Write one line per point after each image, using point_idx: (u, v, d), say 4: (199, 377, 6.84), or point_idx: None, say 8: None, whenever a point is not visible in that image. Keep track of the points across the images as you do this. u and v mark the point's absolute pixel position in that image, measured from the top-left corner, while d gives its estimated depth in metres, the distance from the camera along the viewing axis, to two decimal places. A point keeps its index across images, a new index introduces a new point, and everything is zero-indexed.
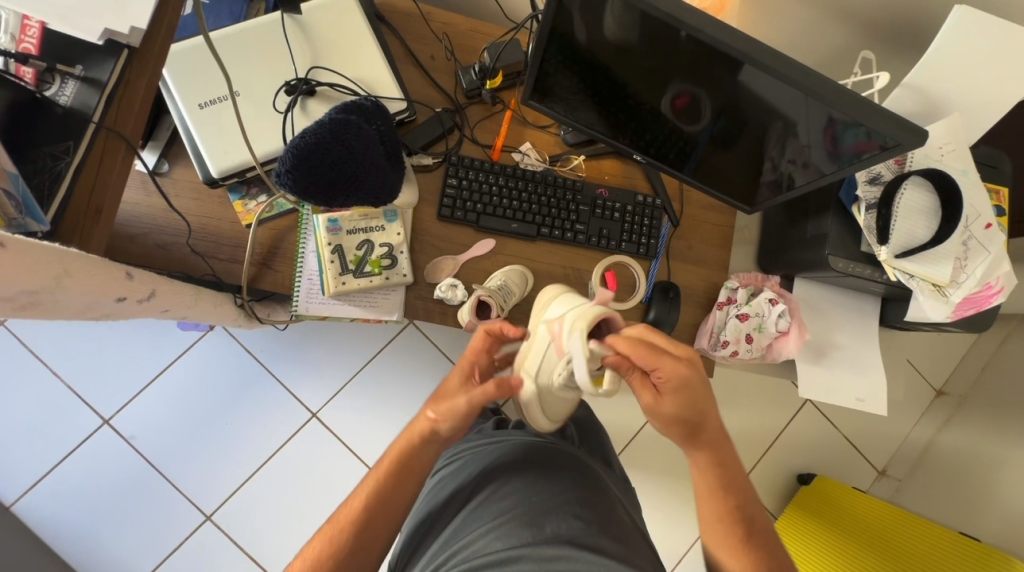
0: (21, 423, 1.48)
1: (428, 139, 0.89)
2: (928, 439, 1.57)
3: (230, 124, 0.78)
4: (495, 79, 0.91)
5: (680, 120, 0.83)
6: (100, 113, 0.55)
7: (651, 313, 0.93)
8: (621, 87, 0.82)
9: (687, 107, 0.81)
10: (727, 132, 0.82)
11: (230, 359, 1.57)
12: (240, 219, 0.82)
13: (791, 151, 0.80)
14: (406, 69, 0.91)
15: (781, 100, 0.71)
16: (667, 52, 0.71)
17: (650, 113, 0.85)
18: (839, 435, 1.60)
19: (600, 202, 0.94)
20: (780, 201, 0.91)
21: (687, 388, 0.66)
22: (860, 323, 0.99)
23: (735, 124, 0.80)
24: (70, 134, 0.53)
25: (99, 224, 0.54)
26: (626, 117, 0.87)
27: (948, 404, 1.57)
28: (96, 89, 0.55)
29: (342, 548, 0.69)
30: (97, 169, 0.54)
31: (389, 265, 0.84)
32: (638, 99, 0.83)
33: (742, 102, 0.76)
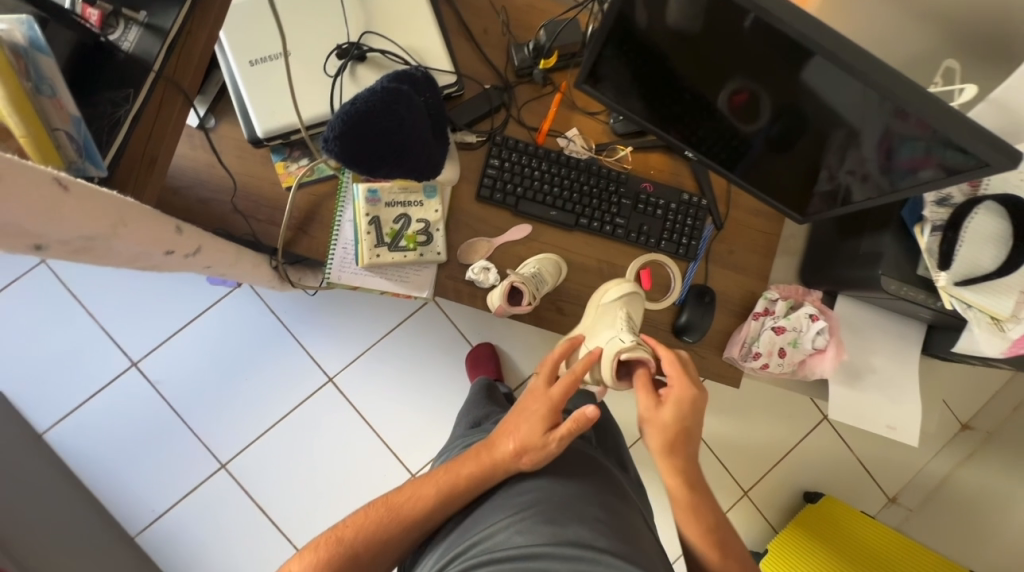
0: (56, 356, 1.54)
1: (474, 116, 0.87)
2: (946, 473, 1.52)
3: (278, 84, 0.77)
4: (548, 59, 0.87)
5: (736, 116, 0.79)
6: (160, 62, 0.54)
7: (683, 316, 0.90)
8: (677, 76, 0.77)
9: (745, 104, 0.76)
10: (784, 135, 0.78)
11: (253, 317, 1.60)
12: (281, 180, 0.82)
13: (852, 161, 0.76)
14: (459, 40, 0.88)
15: (849, 104, 0.66)
16: (733, 41, 0.67)
17: (705, 107, 0.81)
18: (856, 459, 1.56)
19: (644, 197, 0.91)
20: (833, 213, 0.87)
21: (686, 405, 0.76)
22: (900, 348, 0.95)
23: (795, 126, 0.76)
24: (130, 82, 0.52)
25: (153, 175, 0.55)
26: (680, 109, 0.83)
27: (973, 439, 1.51)
28: (158, 38, 0.54)
29: (389, 532, 0.73)
30: (154, 118, 0.54)
31: (424, 242, 0.83)
32: (694, 91, 0.78)
33: (810, 105, 0.71)
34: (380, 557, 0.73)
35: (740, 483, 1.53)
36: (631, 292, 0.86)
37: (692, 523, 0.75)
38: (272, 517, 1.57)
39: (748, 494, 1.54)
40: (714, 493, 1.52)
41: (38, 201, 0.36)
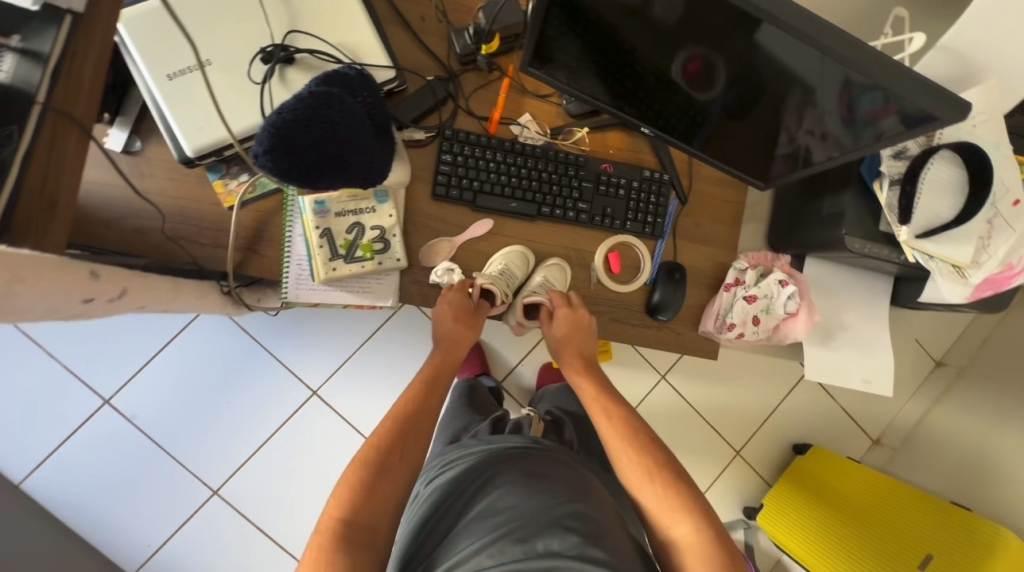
0: (20, 403, 1.47)
1: (419, 111, 0.82)
2: (924, 412, 1.57)
3: (202, 98, 0.71)
4: (490, 43, 0.83)
5: (691, 86, 0.77)
6: (45, 91, 0.49)
7: (655, 295, 0.89)
8: (627, 49, 0.74)
9: (699, 72, 0.74)
10: (741, 101, 0.76)
11: (226, 339, 1.55)
12: (221, 200, 0.77)
13: (810, 121, 0.74)
14: (395, 31, 0.83)
15: (802, 64, 0.65)
16: (680, 8, 0.64)
17: (659, 80, 0.78)
18: (839, 409, 1.61)
19: (604, 178, 0.88)
20: (795, 176, 0.86)
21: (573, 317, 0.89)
22: (869, 303, 0.96)
23: (751, 91, 0.74)
24: (16, 116, 0.48)
25: (57, 217, 0.50)
26: (633, 84, 0.80)
27: (947, 376, 1.56)
28: (38, 64, 0.49)
29: (388, 443, 0.79)
30: (48, 154, 0.49)
31: (381, 249, 0.80)
32: (646, 63, 0.75)
33: (760, 68, 0.69)
34: (364, 528, 0.71)
35: (731, 445, 1.57)
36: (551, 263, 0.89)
37: (640, 461, 0.81)
38: (272, 537, 1.56)
39: (740, 454, 1.57)
40: (707, 459, 1.56)
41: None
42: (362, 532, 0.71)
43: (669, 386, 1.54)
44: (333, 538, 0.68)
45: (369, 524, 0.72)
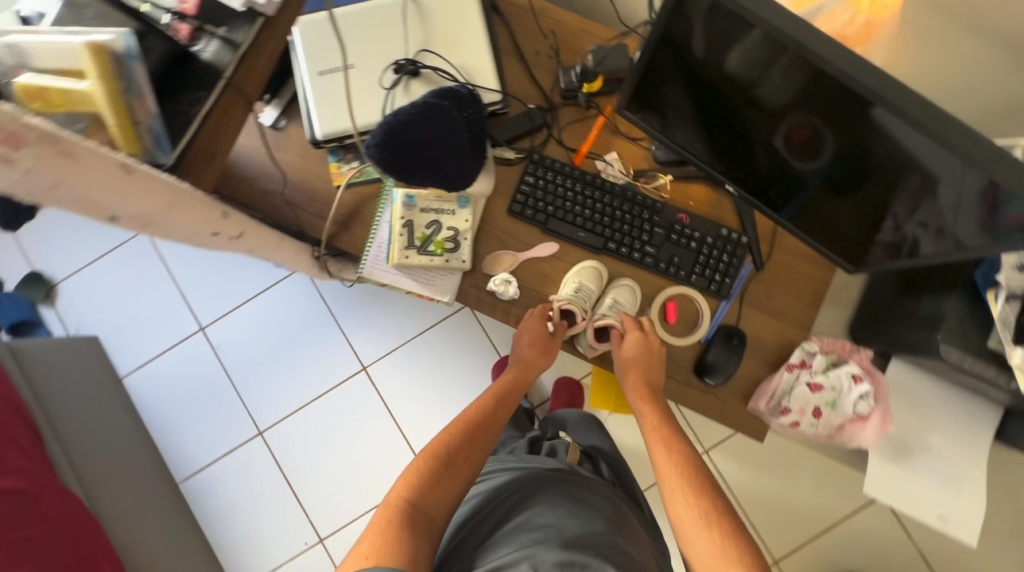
0: (141, 312, 1.77)
1: (515, 133, 0.89)
2: None
3: (339, 93, 0.84)
4: (593, 83, 0.88)
5: (793, 154, 0.75)
6: (231, 71, 0.57)
7: (708, 355, 0.86)
8: (731, 107, 0.75)
9: (804, 141, 0.72)
10: (846, 177, 0.73)
11: (306, 301, 1.74)
12: (333, 179, 0.90)
13: (924, 213, 0.69)
14: (510, 61, 0.91)
15: (919, 148, 0.61)
16: (787, 75, 0.65)
17: (759, 143, 0.77)
18: (912, 548, 1.37)
19: (678, 228, 0.88)
20: (895, 266, 0.79)
21: (643, 342, 0.86)
22: (962, 428, 0.84)
23: (858, 168, 0.70)
24: (201, 86, 0.56)
25: (211, 167, 0.58)
26: (730, 141, 0.80)
27: None
28: (232, 50, 0.57)
29: (458, 441, 0.84)
30: (218, 122, 0.57)
31: (451, 248, 0.87)
32: (749, 124, 0.75)
33: (872, 148, 0.66)
34: (428, 514, 0.74)
35: (769, 552, 1.37)
36: (625, 285, 0.88)
37: (699, 502, 0.76)
38: (295, 488, 1.69)
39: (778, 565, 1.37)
40: None
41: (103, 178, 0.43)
42: (423, 514, 0.74)
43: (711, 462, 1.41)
44: (400, 516, 0.72)
45: (433, 509, 0.76)
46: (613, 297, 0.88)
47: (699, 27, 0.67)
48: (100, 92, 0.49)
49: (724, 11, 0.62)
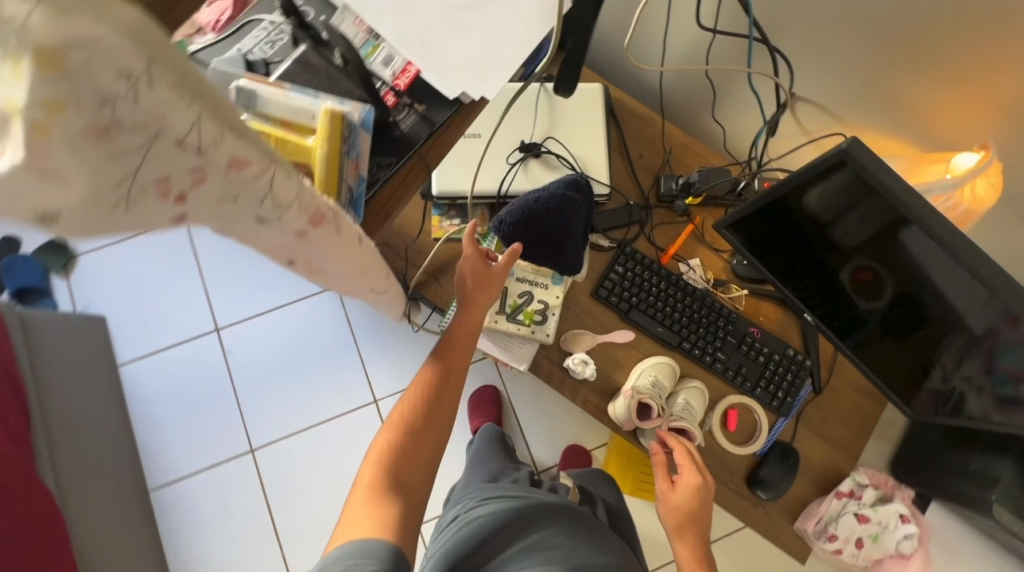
0: (158, 301, 1.71)
1: (611, 224, 0.96)
2: None
3: (465, 159, 0.90)
4: (695, 198, 0.96)
5: (857, 292, 0.81)
6: (422, 144, 0.59)
7: (762, 469, 0.89)
8: (804, 238, 0.82)
9: (867, 283, 0.78)
10: (900, 322, 0.79)
11: (335, 322, 1.71)
12: (432, 231, 0.93)
13: (968, 368, 0.75)
14: (617, 157, 0.99)
15: (962, 301, 0.68)
16: (860, 218, 0.71)
17: (826, 274, 0.84)
18: None
19: (749, 340, 0.93)
20: (945, 420, 0.84)
21: (697, 490, 0.80)
22: None
23: (913, 315, 0.76)
24: (396, 154, 0.58)
25: (382, 225, 0.59)
26: (802, 269, 0.87)
27: None
28: (428, 128, 0.59)
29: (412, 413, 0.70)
30: (398, 186, 0.59)
31: (538, 321, 0.90)
32: (820, 257, 0.82)
33: (935, 303, 0.72)
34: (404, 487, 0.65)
35: None
36: (695, 386, 0.90)
37: None
38: (274, 517, 1.58)
39: None
40: None
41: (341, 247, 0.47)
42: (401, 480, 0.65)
43: None
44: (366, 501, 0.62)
45: (420, 455, 0.68)
46: (686, 398, 0.89)
47: (837, 194, 0.72)
48: (319, 152, 0.51)
49: (869, 189, 0.67)
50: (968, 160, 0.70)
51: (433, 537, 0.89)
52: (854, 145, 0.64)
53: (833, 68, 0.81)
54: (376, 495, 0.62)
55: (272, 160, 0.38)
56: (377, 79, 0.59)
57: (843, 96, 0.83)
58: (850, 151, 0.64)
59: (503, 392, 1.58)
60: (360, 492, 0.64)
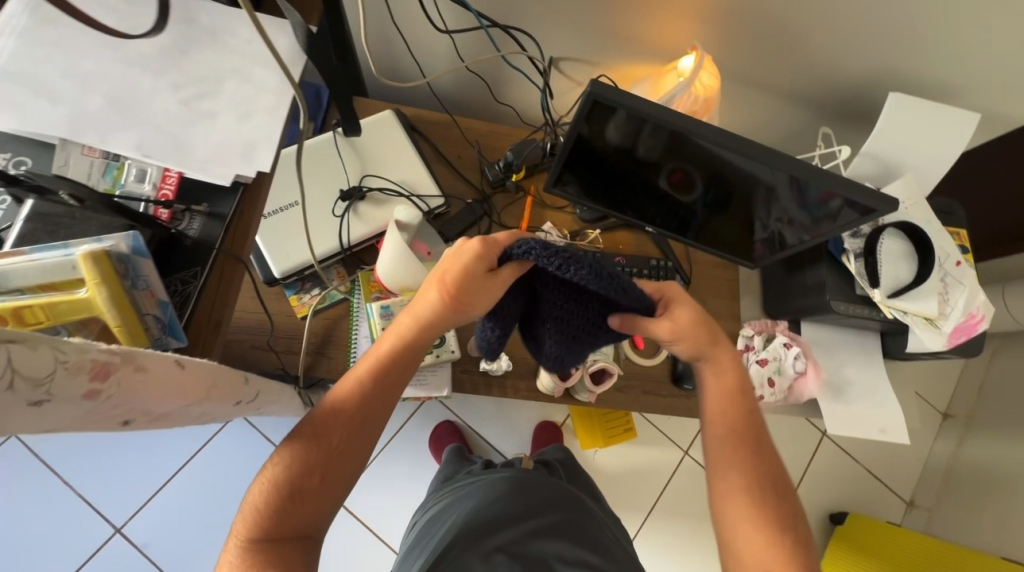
0: (13, 542, 1.30)
1: (463, 226, 1.00)
2: (947, 458, 1.87)
3: (292, 230, 0.88)
4: (520, 173, 1.04)
5: (676, 191, 0.95)
6: (222, 241, 0.57)
7: (680, 364, 1.00)
8: (620, 166, 0.93)
9: (682, 180, 0.92)
10: (718, 197, 0.94)
11: (251, 454, 1.42)
12: (296, 311, 0.90)
13: (776, 211, 0.91)
14: (439, 167, 1.04)
15: (751, 168, 0.82)
16: (652, 136, 0.82)
17: (650, 187, 0.97)
18: (854, 464, 1.87)
19: (619, 269, 1.04)
20: (776, 257, 1.03)
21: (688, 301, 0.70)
22: (865, 356, 1.08)
23: (724, 190, 0.91)
24: (197, 261, 0.55)
25: (220, 336, 0.55)
26: (629, 192, 1.00)
27: (958, 426, 1.90)
28: (221, 223, 0.57)
29: (333, 437, 0.60)
30: (219, 292, 0.55)
31: (438, 343, 0.90)
32: (639, 176, 0.94)
33: (736, 175, 0.86)
34: (307, 526, 0.58)
35: None
36: None
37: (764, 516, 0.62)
38: None
39: None
40: None
41: (160, 383, 0.43)
42: (307, 517, 0.58)
43: (694, 461, 1.64)
44: (266, 542, 0.54)
45: (337, 486, 0.60)
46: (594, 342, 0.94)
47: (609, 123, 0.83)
48: (102, 300, 0.46)
49: (627, 112, 0.78)
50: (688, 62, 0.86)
51: (406, 534, 0.87)
52: (599, 86, 0.74)
53: (567, 28, 0.93)
54: (273, 537, 0.55)
55: (6, 342, 0.34)
56: (138, 200, 0.56)
57: (586, 46, 0.97)
58: (598, 92, 0.75)
59: (459, 422, 1.56)
60: (247, 539, 0.55)
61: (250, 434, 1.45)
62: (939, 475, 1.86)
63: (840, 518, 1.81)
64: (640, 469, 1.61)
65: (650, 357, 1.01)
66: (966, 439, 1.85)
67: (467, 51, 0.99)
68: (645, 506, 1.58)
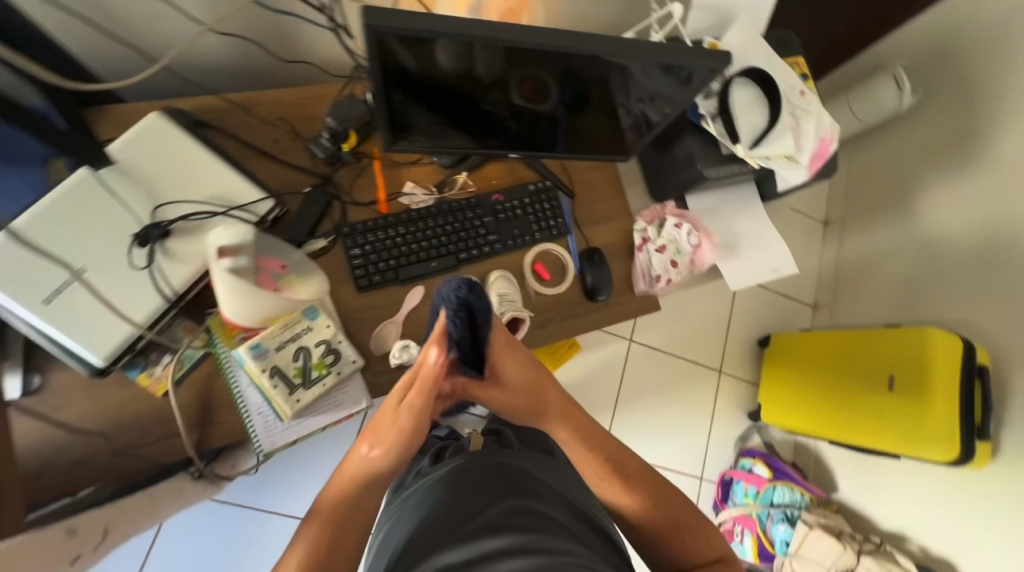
0: None
1: (312, 222, 0.86)
2: (833, 260, 2.24)
3: (92, 305, 0.68)
4: (349, 140, 0.89)
5: (533, 103, 0.85)
6: None
7: (589, 279, 0.99)
8: (464, 93, 0.80)
9: (534, 90, 0.82)
10: (575, 98, 0.86)
11: (223, 519, 1.40)
12: (153, 391, 0.76)
13: (635, 93, 0.86)
14: (255, 162, 0.86)
15: (599, 55, 0.74)
16: (486, 49, 0.70)
17: (504, 108, 0.85)
18: (768, 292, 2.19)
19: (500, 207, 0.96)
20: (646, 141, 0.99)
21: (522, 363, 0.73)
22: (749, 206, 1.13)
23: (579, 88, 0.83)
24: None
25: None
26: (485, 121, 0.88)
27: (836, 229, 2.28)
28: None
29: (346, 511, 0.65)
30: None
31: (333, 360, 0.80)
32: (487, 99, 0.82)
33: (587, 68, 0.78)
34: None
35: (714, 366, 2.06)
36: (499, 276, 0.92)
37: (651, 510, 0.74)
38: None
39: (724, 371, 2.07)
40: (693, 379, 2.02)
41: None
42: None
43: None
44: None
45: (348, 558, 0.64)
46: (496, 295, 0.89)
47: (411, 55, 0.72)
48: None
49: (417, 37, 0.67)
50: None
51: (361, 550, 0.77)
52: (372, 15, 0.63)
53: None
54: None
55: None
56: None
57: None
58: (373, 23, 0.63)
59: None
60: None
61: (214, 504, 1.41)
62: (830, 275, 2.23)
63: (766, 340, 2.09)
64: None
65: (558, 285, 0.99)
66: (843, 235, 2.23)
67: (230, 10, 0.79)
68: None
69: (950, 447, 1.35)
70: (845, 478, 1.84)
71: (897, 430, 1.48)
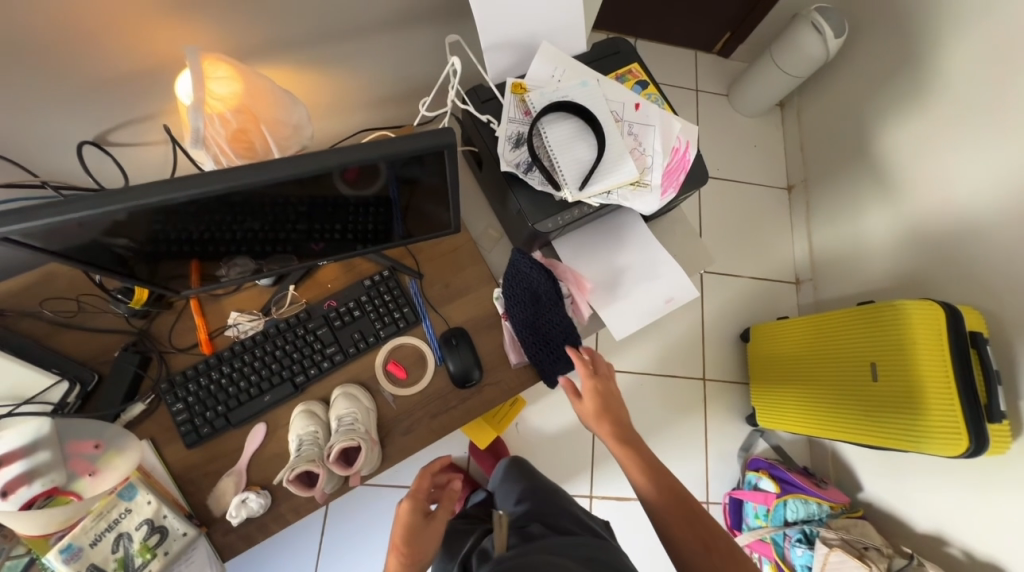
0: None
1: (126, 386, 0.80)
2: (808, 229, 1.94)
3: None
4: (138, 296, 0.82)
5: (357, 202, 0.73)
6: None
7: (453, 367, 0.88)
8: (277, 208, 0.69)
9: (360, 188, 0.70)
10: (402, 195, 0.74)
11: None
12: None
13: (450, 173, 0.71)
14: (59, 337, 0.82)
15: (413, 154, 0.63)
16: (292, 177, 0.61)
17: (329, 210, 0.74)
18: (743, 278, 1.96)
19: (334, 313, 0.88)
20: (457, 216, 0.83)
21: (603, 387, 0.87)
22: (628, 234, 1.01)
23: (404, 185, 0.72)
24: None
25: None
26: (310, 226, 0.76)
27: (802, 191, 1.99)
28: None
29: None
30: None
31: (159, 540, 0.74)
32: (303, 208, 0.71)
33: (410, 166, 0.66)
34: None
35: (697, 375, 1.86)
36: (341, 391, 0.85)
37: (699, 537, 0.78)
38: None
39: (709, 378, 1.86)
40: (678, 395, 1.83)
41: None
42: None
43: None
44: None
45: None
46: (333, 416, 0.81)
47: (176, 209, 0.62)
48: None
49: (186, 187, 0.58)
50: (182, 80, 0.64)
51: None
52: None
53: (61, 103, 0.70)
54: None
55: None
56: None
57: (99, 111, 0.74)
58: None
59: None
60: None
61: None
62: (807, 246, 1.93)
63: (746, 335, 1.86)
64: (560, 421, 1.58)
65: (420, 380, 0.89)
66: (811, 198, 1.94)
67: None
68: (585, 446, 1.58)
69: (957, 437, 1.09)
70: (866, 476, 1.57)
71: (890, 423, 1.23)
